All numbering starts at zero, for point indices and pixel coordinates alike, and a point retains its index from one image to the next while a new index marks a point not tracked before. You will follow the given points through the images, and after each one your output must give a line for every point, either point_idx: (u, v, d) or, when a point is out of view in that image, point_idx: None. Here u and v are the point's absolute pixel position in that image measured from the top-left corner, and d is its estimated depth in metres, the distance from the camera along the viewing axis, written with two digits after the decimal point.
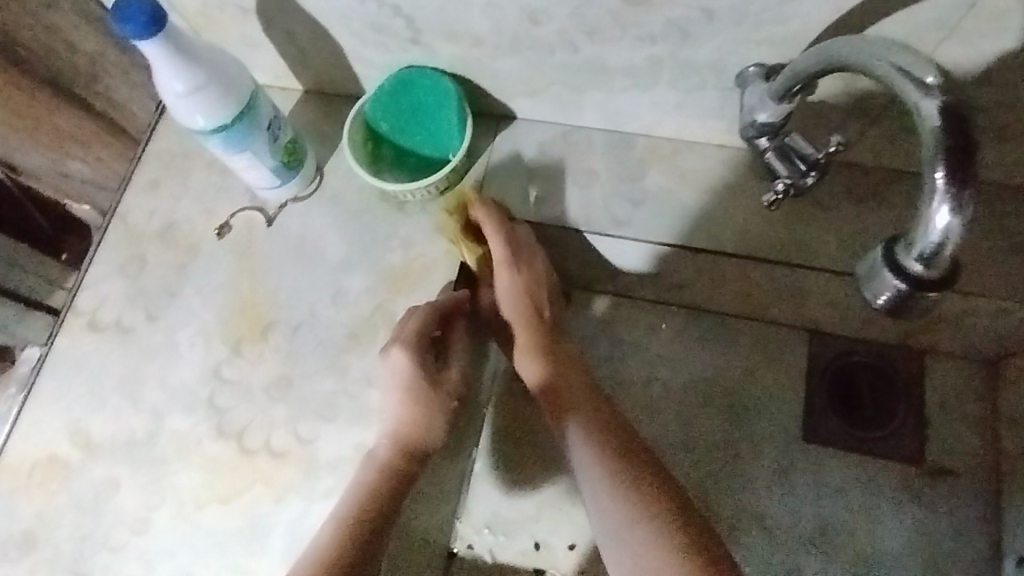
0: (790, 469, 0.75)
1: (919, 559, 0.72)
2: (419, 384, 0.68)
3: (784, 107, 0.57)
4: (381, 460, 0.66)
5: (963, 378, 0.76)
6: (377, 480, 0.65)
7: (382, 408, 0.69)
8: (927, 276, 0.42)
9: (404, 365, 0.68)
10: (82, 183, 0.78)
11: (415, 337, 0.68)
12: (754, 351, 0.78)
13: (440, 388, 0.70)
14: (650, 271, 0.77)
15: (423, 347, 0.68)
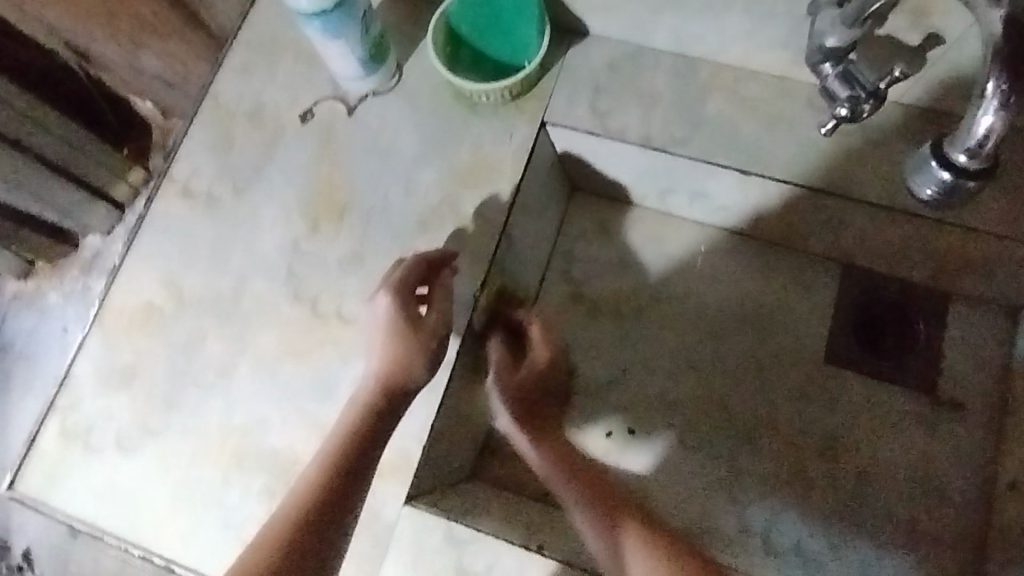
0: (809, 384, 0.81)
1: (918, 477, 0.77)
2: (398, 327, 0.70)
3: (854, 33, 0.60)
4: (362, 400, 0.68)
5: (985, 322, 0.80)
6: (356, 418, 0.67)
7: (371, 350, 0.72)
8: (969, 166, 0.52)
9: (388, 307, 0.71)
10: (152, 79, 0.96)
11: (399, 285, 0.71)
12: (789, 279, 0.84)
13: (419, 334, 0.70)
14: (699, 194, 0.82)
15: (401, 302, 0.71)
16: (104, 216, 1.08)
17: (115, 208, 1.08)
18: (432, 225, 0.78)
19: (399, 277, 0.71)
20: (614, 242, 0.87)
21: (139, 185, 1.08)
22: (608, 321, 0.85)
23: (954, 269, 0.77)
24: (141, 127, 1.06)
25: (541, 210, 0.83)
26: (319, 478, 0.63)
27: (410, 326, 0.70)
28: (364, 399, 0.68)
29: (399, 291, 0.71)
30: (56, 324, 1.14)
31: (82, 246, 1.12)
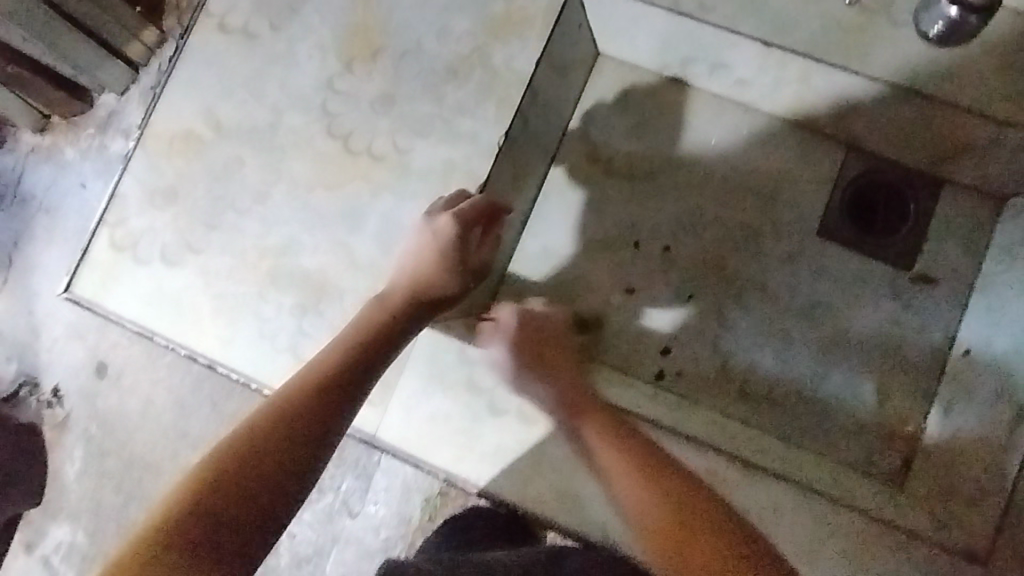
0: (800, 253, 0.88)
1: (884, 341, 0.86)
2: (446, 254, 0.74)
3: None
4: (389, 305, 0.72)
5: (971, 207, 0.86)
6: (378, 323, 0.70)
7: (406, 257, 0.76)
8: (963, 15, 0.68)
9: (446, 232, 0.74)
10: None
11: (465, 216, 0.74)
12: (795, 156, 0.89)
13: (461, 266, 0.75)
14: (720, 65, 0.84)
15: (456, 235, 0.74)
16: (119, 76, 1.10)
17: (130, 69, 1.11)
18: (462, 74, 0.82)
19: (461, 210, 0.74)
20: (634, 109, 0.90)
21: (153, 46, 1.11)
22: (620, 185, 0.90)
23: (950, 154, 0.82)
24: None
25: (564, 69, 0.85)
26: (338, 355, 0.66)
27: (457, 258, 0.75)
28: (395, 300, 0.72)
29: (460, 222, 0.74)
30: (73, 181, 1.13)
31: (96, 107, 1.14)
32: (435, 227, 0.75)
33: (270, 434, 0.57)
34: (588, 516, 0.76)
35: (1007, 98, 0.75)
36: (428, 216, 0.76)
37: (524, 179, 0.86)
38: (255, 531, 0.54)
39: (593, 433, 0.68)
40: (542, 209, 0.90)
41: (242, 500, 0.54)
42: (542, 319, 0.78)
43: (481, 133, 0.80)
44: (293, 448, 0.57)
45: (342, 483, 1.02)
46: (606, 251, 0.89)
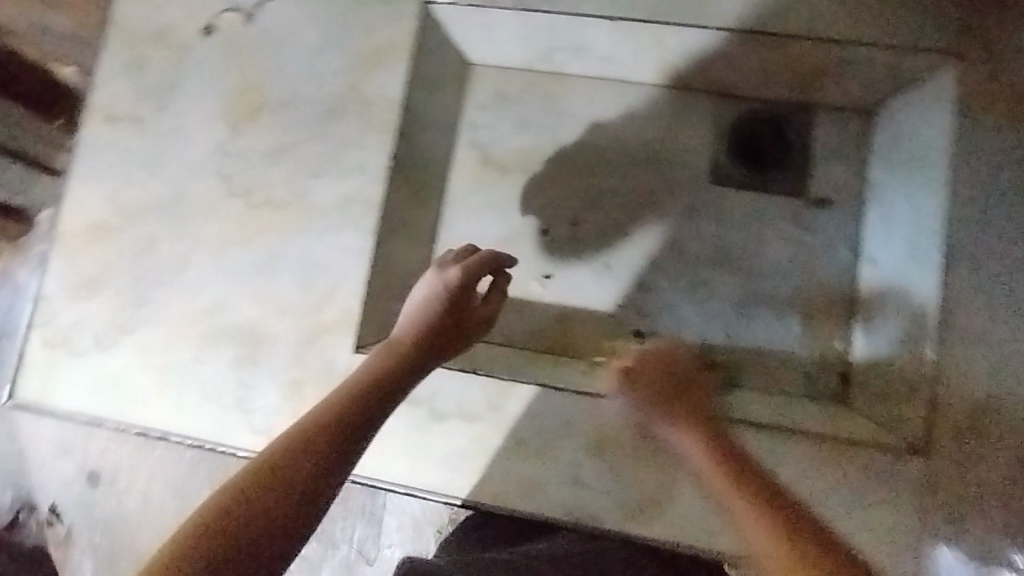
0: (699, 203, 0.91)
1: (796, 267, 0.89)
2: (451, 304, 0.75)
3: None
4: (398, 348, 0.70)
5: (846, 125, 0.90)
6: (389, 362, 0.68)
7: (409, 308, 0.75)
8: None
9: (453, 284, 0.75)
10: (73, 47, 1.04)
11: (474, 266, 0.77)
12: (673, 115, 0.93)
13: (463, 317, 0.76)
14: (579, 48, 0.89)
15: (466, 286, 0.76)
16: (49, 187, 1.06)
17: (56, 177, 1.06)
18: (341, 111, 0.86)
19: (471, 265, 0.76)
20: (514, 106, 0.95)
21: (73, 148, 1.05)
22: (518, 180, 0.93)
23: (811, 82, 0.88)
24: (67, 93, 1.06)
25: (439, 85, 0.93)
26: (361, 386, 0.63)
27: (457, 313, 0.76)
28: (405, 343, 0.71)
29: (469, 274, 0.76)
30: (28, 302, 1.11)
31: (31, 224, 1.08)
32: (445, 277, 0.75)
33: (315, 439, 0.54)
34: (548, 494, 0.78)
35: (843, 20, 0.80)
36: (438, 268, 0.78)
37: (423, 196, 0.91)
38: (291, 531, 0.48)
39: (699, 445, 0.69)
40: (450, 219, 0.93)
41: (285, 499, 0.49)
42: (662, 355, 0.80)
43: (372, 158, 0.85)
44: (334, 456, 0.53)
45: (353, 534, 1.03)
46: (518, 244, 0.92)
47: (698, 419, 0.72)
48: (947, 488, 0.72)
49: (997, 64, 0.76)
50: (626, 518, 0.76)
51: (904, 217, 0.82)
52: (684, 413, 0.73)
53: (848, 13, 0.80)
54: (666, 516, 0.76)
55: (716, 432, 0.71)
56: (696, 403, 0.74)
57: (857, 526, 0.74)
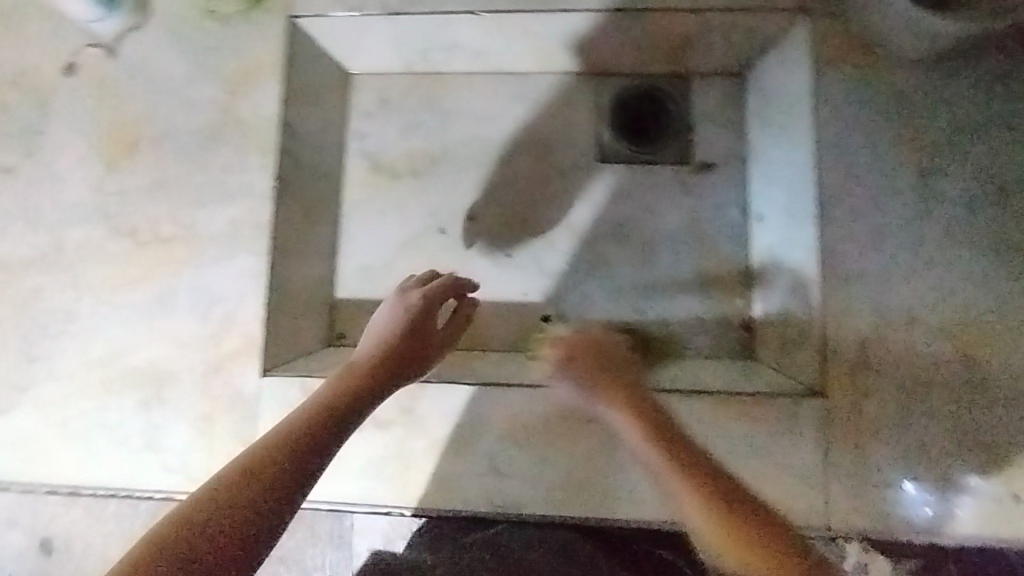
0: (590, 183, 0.93)
1: (691, 232, 0.92)
2: (416, 326, 0.75)
3: None
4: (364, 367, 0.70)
5: (720, 91, 0.94)
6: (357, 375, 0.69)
7: (371, 331, 0.75)
8: None
9: (416, 306, 0.76)
10: None
11: (437, 290, 0.78)
12: (555, 100, 0.95)
13: (433, 337, 0.76)
14: (452, 45, 0.90)
15: (430, 311, 0.76)
16: None
17: None
18: (218, 137, 0.85)
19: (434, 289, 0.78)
20: (399, 110, 0.96)
21: None
22: (412, 183, 0.94)
23: (681, 53, 0.91)
24: None
25: (319, 98, 0.92)
26: (326, 399, 0.64)
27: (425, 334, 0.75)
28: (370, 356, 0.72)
29: (430, 299, 0.77)
30: None
31: None
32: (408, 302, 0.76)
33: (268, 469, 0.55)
34: (469, 490, 0.78)
35: None
36: (401, 291, 0.78)
37: (318, 211, 0.91)
38: (252, 542, 0.51)
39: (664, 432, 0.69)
40: (348, 230, 0.94)
41: (248, 512, 0.52)
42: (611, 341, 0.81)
43: (256, 180, 0.84)
44: (284, 485, 0.54)
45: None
46: (420, 245, 0.92)
47: (627, 395, 0.72)
48: (843, 428, 0.76)
49: (841, 17, 0.81)
50: (548, 500, 0.77)
51: (780, 170, 0.85)
52: (619, 390, 0.73)
53: None
54: (588, 494, 0.77)
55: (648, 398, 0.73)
56: (614, 381, 0.74)
57: (772, 476, 0.76)
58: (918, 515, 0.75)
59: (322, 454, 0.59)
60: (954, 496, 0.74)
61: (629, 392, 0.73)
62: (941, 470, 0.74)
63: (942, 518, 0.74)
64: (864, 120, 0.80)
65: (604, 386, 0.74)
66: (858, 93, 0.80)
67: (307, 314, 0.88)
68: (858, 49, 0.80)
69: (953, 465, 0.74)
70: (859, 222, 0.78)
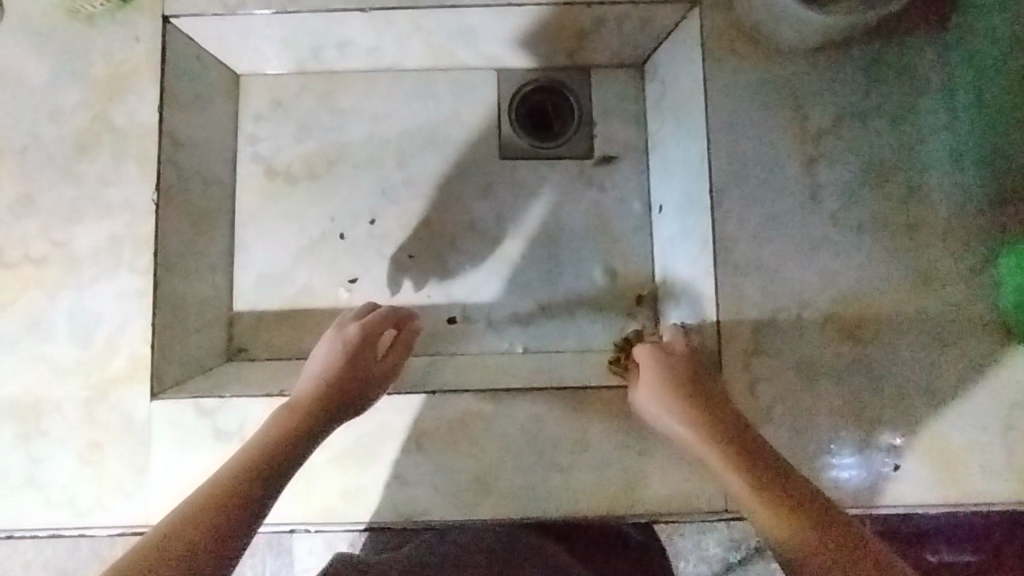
0: (492, 181, 0.92)
1: (594, 227, 0.92)
2: (352, 357, 0.73)
3: None
4: (297, 409, 0.68)
5: (619, 82, 0.94)
6: (288, 422, 0.66)
7: (311, 369, 0.74)
8: None
9: (352, 338, 0.75)
10: None
11: (374, 321, 0.77)
12: (454, 96, 0.93)
13: (371, 368, 0.74)
14: (343, 42, 0.86)
15: (367, 339, 0.75)
16: None
17: None
18: (89, 147, 0.79)
19: (370, 321, 0.77)
20: (292, 111, 0.92)
21: None
22: (309, 187, 0.91)
23: (579, 45, 0.89)
24: None
25: (205, 101, 0.87)
26: (257, 454, 0.61)
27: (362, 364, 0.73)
28: (304, 399, 0.69)
29: (370, 329, 0.77)
30: None
31: None
32: (344, 333, 0.75)
33: (229, 494, 0.55)
34: (376, 500, 0.77)
35: None
36: (338, 326, 0.77)
37: (209, 220, 0.87)
38: None
39: (713, 434, 0.67)
40: (244, 239, 0.91)
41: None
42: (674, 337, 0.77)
43: (133, 193, 0.78)
44: (241, 512, 0.54)
45: (265, 568, 1.03)
46: (320, 251, 0.90)
47: (687, 399, 0.70)
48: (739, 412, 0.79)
49: (732, 8, 0.81)
50: (453, 502, 0.77)
51: (677, 162, 0.86)
52: (679, 394, 0.70)
53: None
54: (494, 495, 0.78)
55: (714, 400, 0.70)
56: (680, 382, 0.71)
57: (673, 463, 0.78)
58: (847, 474, 0.79)
59: (272, 483, 0.58)
60: (879, 455, 0.79)
61: (704, 406, 0.69)
62: (823, 441, 0.79)
63: (867, 477, 0.79)
64: (753, 110, 0.81)
65: (669, 388, 0.71)
66: (747, 84, 0.81)
67: (204, 329, 0.85)
68: (746, 38, 0.81)
69: (841, 433, 0.79)
70: (750, 211, 0.80)
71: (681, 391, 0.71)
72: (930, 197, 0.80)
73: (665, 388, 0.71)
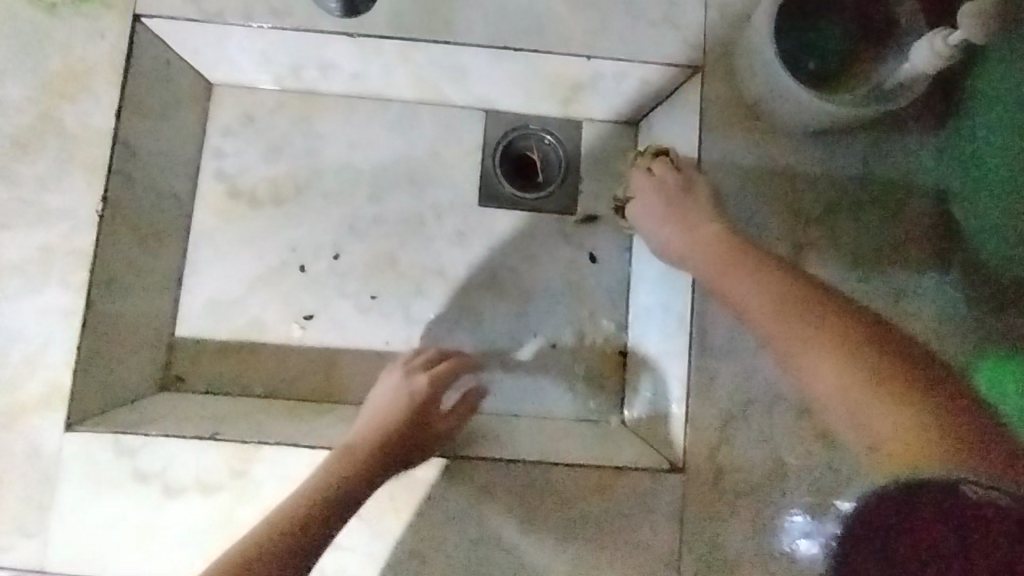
0: (466, 227, 0.88)
1: (568, 287, 0.88)
2: (415, 407, 0.74)
3: None
4: (363, 443, 0.69)
5: (609, 139, 0.90)
6: (350, 448, 0.69)
7: (376, 397, 0.76)
8: None
9: (420, 389, 0.76)
10: None
11: (441, 374, 0.78)
12: (437, 135, 0.89)
13: (434, 424, 0.74)
14: (326, 64, 0.81)
15: (433, 399, 0.75)
16: None
17: None
18: (32, 146, 0.73)
19: (438, 374, 0.77)
20: (262, 129, 0.87)
21: None
22: (272, 211, 0.86)
23: (573, 97, 0.85)
24: None
25: (170, 109, 0.81)
26: (319, 484, 0.65)
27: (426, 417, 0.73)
28: (367, 436, 0.70)
29: (437, 382, 0.77)
30: None
31: None
32: (414, 388, 0.76)
33: (285, 534, 0.61)
34: None
35: (592, 34, 0.77)
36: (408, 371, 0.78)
37: (160, 236, 0.81)
38: None
39: (742, 275, 0.67)
40: (195, 259, 0.85)
41: None
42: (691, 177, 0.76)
43: (77, 199, 0.72)
44: (293, 554, 0.60)
45: None
46: (276, 280, 0.85)
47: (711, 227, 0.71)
48: (699, 505, 0.73)
49: (734, 81, 0.77)
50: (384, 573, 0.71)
51: None
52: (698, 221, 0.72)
53: (597, 28, 0.77)
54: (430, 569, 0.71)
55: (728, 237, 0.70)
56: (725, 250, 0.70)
57: (625, 551, 0.73)
58: (789, 545, 0.73)
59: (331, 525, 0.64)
60: (828, 524, 0.73)
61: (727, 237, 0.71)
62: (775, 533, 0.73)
63: (815, 551, 0.73)
64: (745, 186, 0.77)
65: (715, 248, 0.71)
66: (742, 160, 0.77)
67: (140, 352, 0.79)
68: (746, 113, 0.77)
69: (789, 500, 0.74)
70: None
71: (704, 230, 0.72)
72: (913, 301, 0.77)
73: (689, 242, 0.72)
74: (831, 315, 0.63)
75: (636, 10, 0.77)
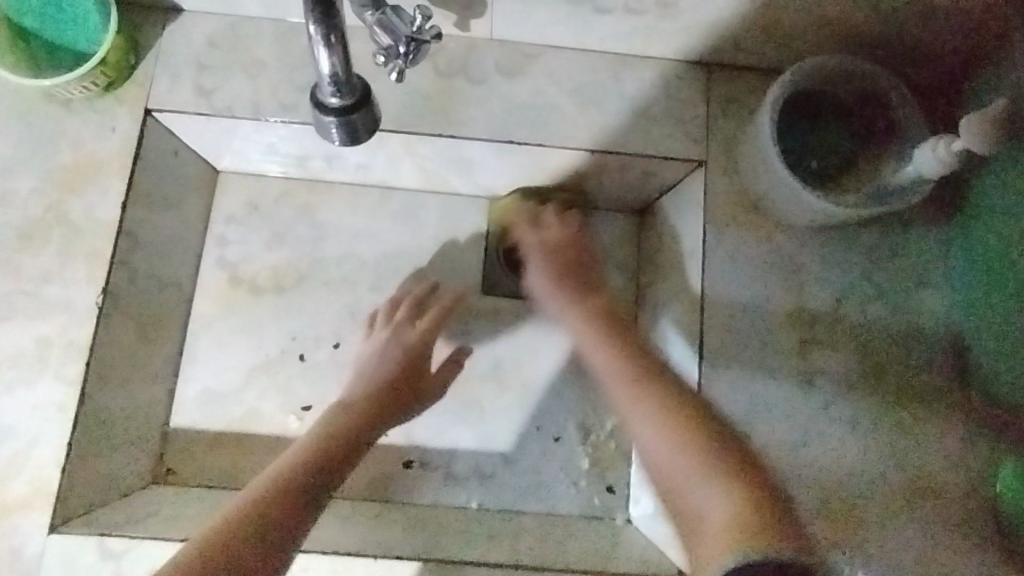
0: (470, 316, 0.88)
1: (571, 377, 0.87)
2: (406, 362, 0.76)
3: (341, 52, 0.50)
4: (362, 400, 0.72)
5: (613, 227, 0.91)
6: (353, 405, 0.71)
7: (362, 356, 0.78)
8: (343, 103, 0.54)
9: (409, 343, 0.77)
10: None
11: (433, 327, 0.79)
12: (441, 224, 0.89)
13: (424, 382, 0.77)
14: (332, 155, 0.82)
15: (423, 353, 0.78)
16: None
17: None
18: (37, 237, 0.73)
19: (430, 328, 0.79)
20: (268, 217, 0.88)
21: None
22: (274, 298, 0.86)
23: (577, 188, 0.86)
24: None
25: (177, 199, 0.81)
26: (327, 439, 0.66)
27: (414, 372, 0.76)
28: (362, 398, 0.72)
29: (428, 335, 0.79)
30: None
31: None
32: (403, 342, 0.77)
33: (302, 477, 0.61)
34: None
35: (596, 129, 0.78)
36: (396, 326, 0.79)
37: (160, 323, 0.80)
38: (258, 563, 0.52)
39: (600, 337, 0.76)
40: (195, 346, 0.84)
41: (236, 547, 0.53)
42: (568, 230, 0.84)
43: (78, 290, 0.71)
44: (307, 492, 0.60)
45: None
46: (276, 370, 0.84)
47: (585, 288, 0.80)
48: None
49: (738, 175, 0.78)
50: None
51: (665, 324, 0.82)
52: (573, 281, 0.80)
53: (600, 123, 0.78)
54: None
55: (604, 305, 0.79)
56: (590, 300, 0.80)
57: None
58: None
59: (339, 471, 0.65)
60: None
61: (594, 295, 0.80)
62: None
63: None
64: (751, 281, 0.76)
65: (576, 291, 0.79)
66: (746, 254, 0.77)
67: (134, 443, 0.77)
68: (749, 208, 0.77)
69: None
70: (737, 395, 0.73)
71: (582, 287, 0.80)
72: (928, 403, 0.74)
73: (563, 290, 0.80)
74: (673, 410, 0.67)
75: (640, 106, 0.78)
